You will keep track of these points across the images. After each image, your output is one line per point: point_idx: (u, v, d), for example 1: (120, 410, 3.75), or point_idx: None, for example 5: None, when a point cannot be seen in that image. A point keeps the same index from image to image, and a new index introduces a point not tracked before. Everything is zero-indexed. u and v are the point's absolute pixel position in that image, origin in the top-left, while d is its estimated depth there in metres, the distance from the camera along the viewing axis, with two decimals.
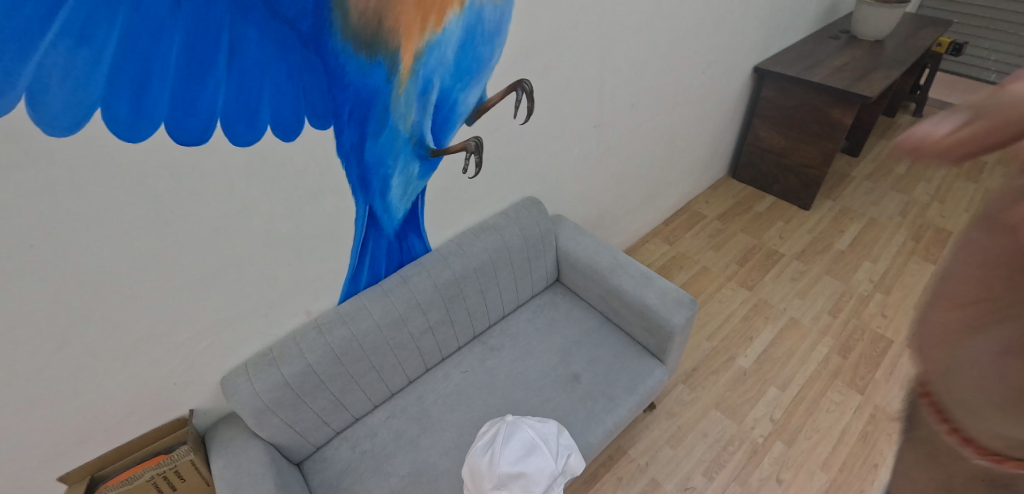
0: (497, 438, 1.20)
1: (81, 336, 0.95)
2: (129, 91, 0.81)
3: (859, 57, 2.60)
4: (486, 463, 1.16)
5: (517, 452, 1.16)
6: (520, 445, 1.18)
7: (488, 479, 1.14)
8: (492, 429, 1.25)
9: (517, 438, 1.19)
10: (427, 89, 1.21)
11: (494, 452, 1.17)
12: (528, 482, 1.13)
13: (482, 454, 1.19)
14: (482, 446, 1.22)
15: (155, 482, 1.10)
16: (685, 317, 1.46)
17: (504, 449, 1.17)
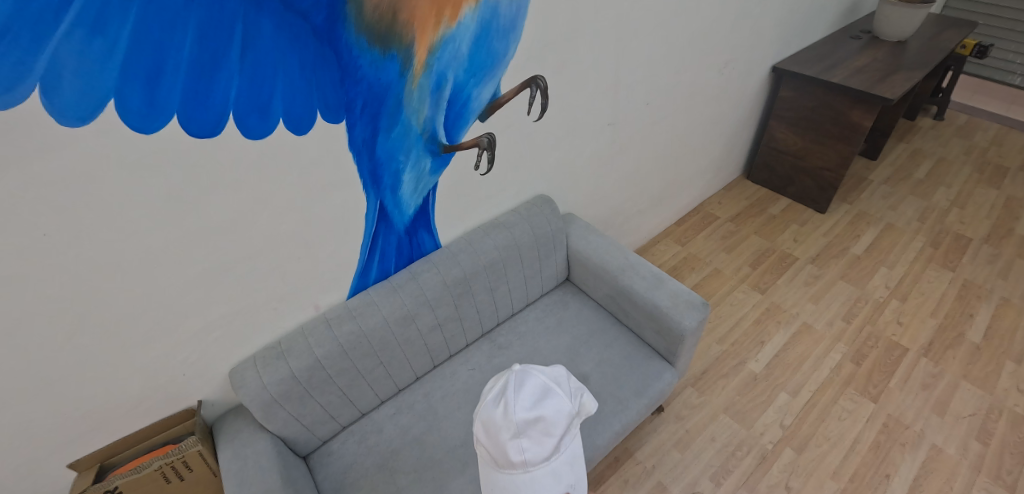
0: (508, 387, 1.00)
1: (91, 326, 0.96)
2: (142, 81, 0.80)
3: (881, 58, 2.54)
4: (499, 413, 0.97)
5: (532, 396, 0.98)
6: (533, 390, 0.99)
7: (504, 430, 0.94)
8: (500, 379, 1.06)
9: (530, 382, 1.00)
10: (441, 84, 1.20)
11: (507, 400, 0.97)
12: (549, 427, 0.94)
13: (493, 406, 0.99)
14: (493, 399, 1.02)
15: (163, 472, 1.09)
16: (696, 320, 1.44)
17: (518, 395, 0.97)
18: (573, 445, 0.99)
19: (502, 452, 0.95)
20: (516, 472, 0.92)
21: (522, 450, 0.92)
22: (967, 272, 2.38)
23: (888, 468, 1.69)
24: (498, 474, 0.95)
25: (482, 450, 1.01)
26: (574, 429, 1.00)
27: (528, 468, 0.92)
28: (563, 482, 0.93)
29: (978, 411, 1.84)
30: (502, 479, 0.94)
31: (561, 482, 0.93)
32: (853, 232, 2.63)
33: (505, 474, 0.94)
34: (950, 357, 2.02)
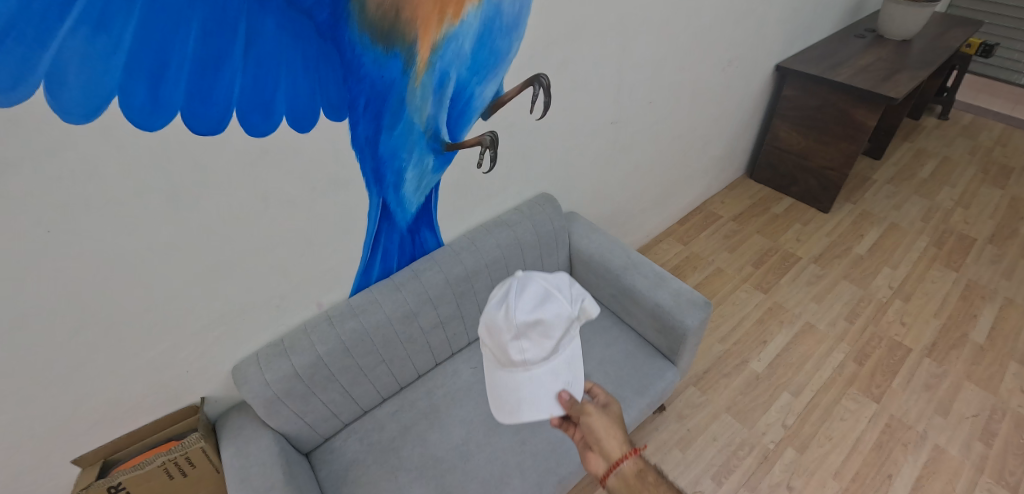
0: (509, 291, 1.01)
1: (95, 323, 0.96)
2: (147, 78, 0.80)
3: (886, 57, 2.53)
4: (500, 316, 0.98)
5: (532, 300, 0.98)
6: (533, 295, 0.98)
7: (505, 332, 0.96)
8: (502, 285, 1.06)
9: (531, 287, 1.00)
10: (444, 82, 1.20)
11: (507, 304, 0.98)
12: (548, 329, 0.96)
13: (495, 310, 1.00)
14: (495, 304, 1.02)
15: (166, 468, 1.10)
16: (698, 319, 1.44)
17: (518, 298, 0.98)
18: (573, 347, 1.00)
19: (503, 354, 0.98)
20: (514, 366, 0.96)
21: (521, 348, 0.95)
22: (971, 272, 2.37)
23: (890, 468, 1.69)
24: (500, 373, 0.99)
25: (486, 352, 1.04)
26: (574, 333, 1.01)
27: (527, 362, 0.95)
28: (560, 380, 0.95)
29: (981, 412, 1.83)
30: (502, 372, 0.99)
31: (558, 379, 0.96)
32: (856, 231, 2.62)
33: (506, 372, 0.97)
34: (953, 358, 2.01)
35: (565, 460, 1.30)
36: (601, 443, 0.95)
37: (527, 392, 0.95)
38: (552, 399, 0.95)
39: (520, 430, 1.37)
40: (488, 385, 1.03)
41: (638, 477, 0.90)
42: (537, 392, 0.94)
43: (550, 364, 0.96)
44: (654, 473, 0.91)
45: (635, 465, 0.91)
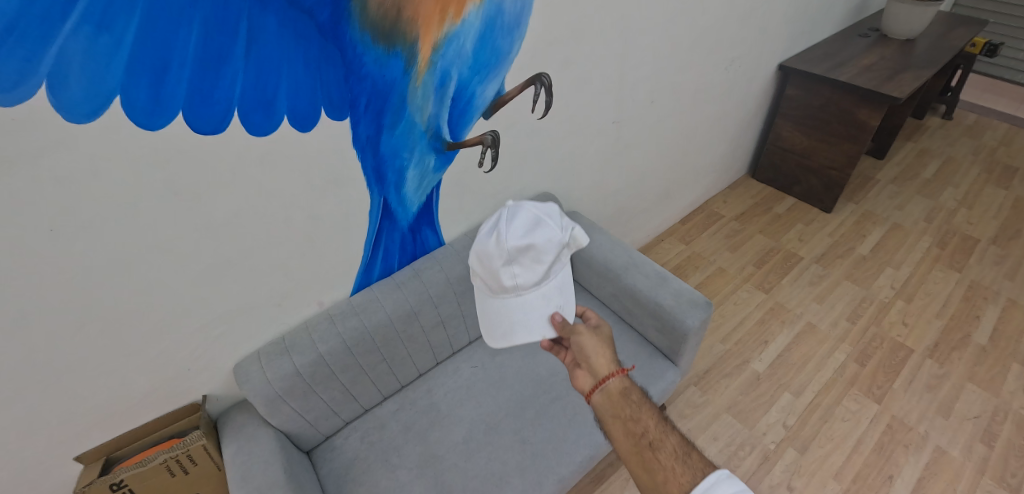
0: (499, 219, 1.04)
1: (97, 321, 0.97)
2: (148, 78, 0.81)
3: (889, 57, 2.52)
4: (492, 243, 1.01)
5: (523, 227, 1.01)
6: (524, 222, 1.02)
7: (497, 258, 1.00)
8: (493, 215, 1.08)
9: (522, 215, 1.03)
10: (445, 81, 1.20)
11: (499, 232, 1.01)
12: (539, 254, 1.00)
13: (486, 238, 1.04)
14: (486, 232, 1.06)
15: (168, 466, 1.10)
16: (699, 319, 1.43)
17: (508, 226, 1.01)
18: (562, 273, 1.06)
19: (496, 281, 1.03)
20: (507, 293, 1.02)
21: (513, 274, 1.00)
22: (973, 273, 2.36)
23: (891, 469, 1.69)
24: (494, 298, 1.05)
25: (478, 279, 1.09)
26: (563, 259, 1.06)
27: (519, 289, 1.01)
28: (552, 303, 1.02)
29: (983, 413, 1.82)
30: (495, 299, 1.05)
31: (550, 304, 1.02)
32: (859, 231, 2.61)
33: (500, 296, 1.03)
34: (955, 359, 2.01)
35: (566, 459, 1.30)
36: (590, 361, 0.97)
37: (520, 317, 1.01)
38: (544, 323, 1.01)
39: (520, 430, 1.37)
40: (480, 312, 1.09)
41: (623, 394, 0.92)
42: (530, 316, 1.01)
43: (542, 289, 1.02)
44: (638, 393, 0.92)
45: (620, 382, 0.93)
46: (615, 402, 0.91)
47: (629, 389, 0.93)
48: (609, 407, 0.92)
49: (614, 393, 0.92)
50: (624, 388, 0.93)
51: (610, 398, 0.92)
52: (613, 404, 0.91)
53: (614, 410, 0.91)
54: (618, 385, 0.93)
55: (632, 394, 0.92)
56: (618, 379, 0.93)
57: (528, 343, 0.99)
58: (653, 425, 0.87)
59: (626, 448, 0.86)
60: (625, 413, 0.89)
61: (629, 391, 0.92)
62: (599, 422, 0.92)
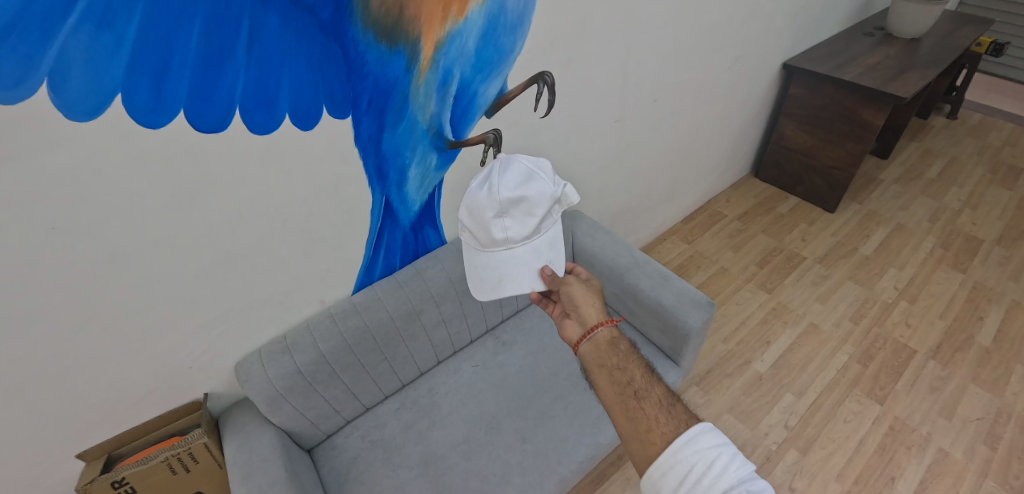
0: (492, 174, 1.15)
1: (99, 319, 0.97)
2: (149, 76, 0.80)
3: (894, 56, 2.50)
4: (484, 196, 1.12)
5: (514, 181, 1.12)
6: (515, 177, 1.12)
7: (489, 210, 1.11)
8: (485, 170, 1.19)
9: (513, 170, 1.13)
10: (447, 79, 1.19)
11: (491, 185, 1.12)
12: (530, 207, 1.11)
13: (479, 192, 1.14)
14: (478, 187, 1.16)
15: (170, 464, 1.10)
16: (702, 319, 1.43)
17: (502, 179, 1.12)
18: (551, 229, 1.17)
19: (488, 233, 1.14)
20: (499, 244, 1.12)
21: (506, 226, 1.11)
22: (978, 274, 2.35)
23: (894, 470, 1.68)
24: (485, 250, 1.15)
25: (470, 232, 1.19)
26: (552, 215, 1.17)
27: (510, 241, 1.12)
28: (542, 257, 1.13)
29: (986, 416, 1.82)
30: (487, 251, 1.15)
31: (539, 257, 1.13)
32: (862, 232, 2.60)
33: (492, 248, 1.14)
34: (959, 361, 2.00)
35: (567, 459, 1.30)
36: (579, 310, 1.06)
37: (511, 268, 1.12)
38: (533, 275, 1.12)
39: (522, 429, 1.36)
40: (472, 264, 1.19)
41: (610, 343, 0.98)
42: (521, 267, 1.12)
43: (531, 243, 1.13)
44: (626, 343, 0.98)
45: (608, 333, 1.00)
46: (604, 351, 0.97)
47: (618, 341, 0.99)
48: (597, 354, 0.98)
49: (603, 343, 0.98)
50: (614, 340, 0.99)
51: (599, 346, 0.98)
52: (601, 353, 0.97)
53: (601, 357, 0.97)
54: (608, 337, 0.99)
55: (621, 345, 0.98)
56: (608, 330, 1.00)
57: (518, 293, 1.11)
58: (639, 376, 0.91)
59: (609, 391, 0.91)
60: (611, 363, 0.95)
61: (618, 342, 0.98)
62: (585, 372, 0.97)
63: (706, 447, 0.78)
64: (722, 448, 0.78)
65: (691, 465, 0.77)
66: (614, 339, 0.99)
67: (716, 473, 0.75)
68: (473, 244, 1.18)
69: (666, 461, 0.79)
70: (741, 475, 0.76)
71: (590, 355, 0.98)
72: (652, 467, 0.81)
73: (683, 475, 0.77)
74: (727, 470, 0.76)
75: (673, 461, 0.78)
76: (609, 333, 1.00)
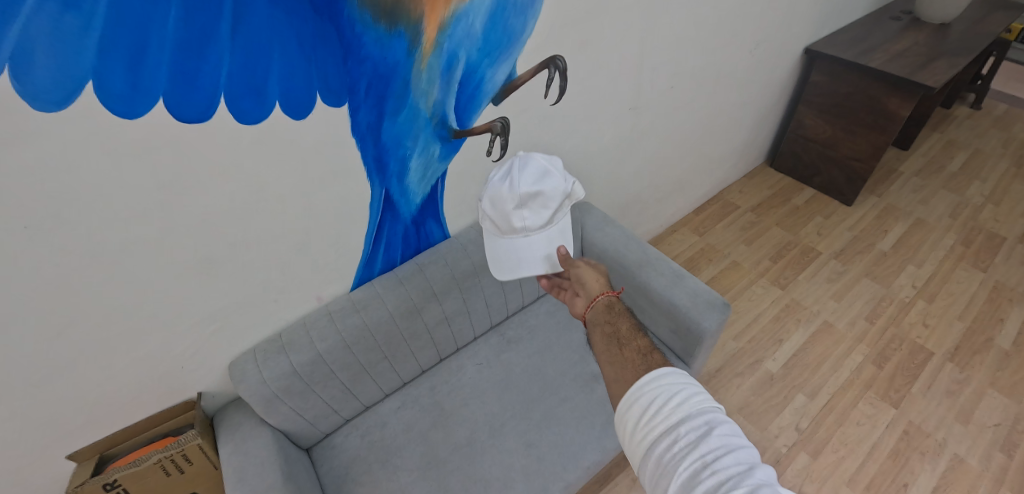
0: (511, 167, 1.12)
1: (80, 322, 0.92)
2: (123, 60, 0.73)
3: (923, 42, 2.37)
4: (504, 189, 1.10)
5: (533, 175, 1.10)
6: (534, 171, 1.11)
7: (509, 203, 1.09)
8: (503, 163, 1.16)
9: (531, 164, 1.11)
10: (452, 64, 1.10)
11: (511, 178, 1.10)
12: (548, 200, 1.11)
13: (498, 184, 1.12)
14: (496, 179, 1.13)
15: (163, 465, 1.06)
16: (716, 322, 1.36)
17: (521, 173, 1.10)
18: (564, 218, 1.17)
19: (504, 224, 1.13)
20: (516, 234, 1.12)
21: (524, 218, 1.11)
22: (999, 273, 2.26)
23: (907, 477, 1.63)
24: (501, 240, 1.15)
25: (487, 224, 1.17)
26: (565, 208, 1.17)
27: (527, 231, 1.11)
28: (554, 245, 1.13)
29: (1004, 422, 1.75)
30: (502, 238, 1.15)
31: (553, 244, 1.14)
32: (880, 226, 2.51)
33: (508, 238, 1.13)
34: (977, 363, 1.93)
35: (573, 465, 1.25)
36: (584, 281, 1.03)
37: (527, 256, 1.12)
38: (548, 260, 1.12)
39: (526, 432, 1.31)
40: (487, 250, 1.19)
41: (607, 308, 0.96)
42: (537, 256, 1.12)
43: (546, 232, 1.13)
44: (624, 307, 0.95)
45: (609, 300, 0.97)
46: (602, 313, 0.95)
47: (615, 303, 0.96)
48: (594, 316, 0.96)
49: (602, 306, 0.96)
50: (612, 302, 0.96)
51: (597, 308, 0.96)
52: (599, 314, 0.95)
53: (599, 320, 0.94)
54: (607, 299, 0.97)
55: (617, 307, 0.95)
56: (608, 294, 0.98)
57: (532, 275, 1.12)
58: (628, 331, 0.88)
59: (601, 347, 0.88)
60: (605, 322, 0.92)
61: (614, 304, 0.96)
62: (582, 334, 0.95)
63: (670, 381, 0.74)
64: (687, 383, 0.74)
65: (654, 397, 0.74)
66: (612, 302, 0.96)
67: (675, 402, 0.71)
68: (488, 233, 1.16)
69: (632, 394, 0.76)
70: (703, 407, 0.71)
71: (590, 317, 0.96)
72: (621, 403, 0.77)
73: (646, 407, 0.73)
74: (688, 401, 0.71)
75: (637, 395, 0.75)
76: (608, 297, 0.98)
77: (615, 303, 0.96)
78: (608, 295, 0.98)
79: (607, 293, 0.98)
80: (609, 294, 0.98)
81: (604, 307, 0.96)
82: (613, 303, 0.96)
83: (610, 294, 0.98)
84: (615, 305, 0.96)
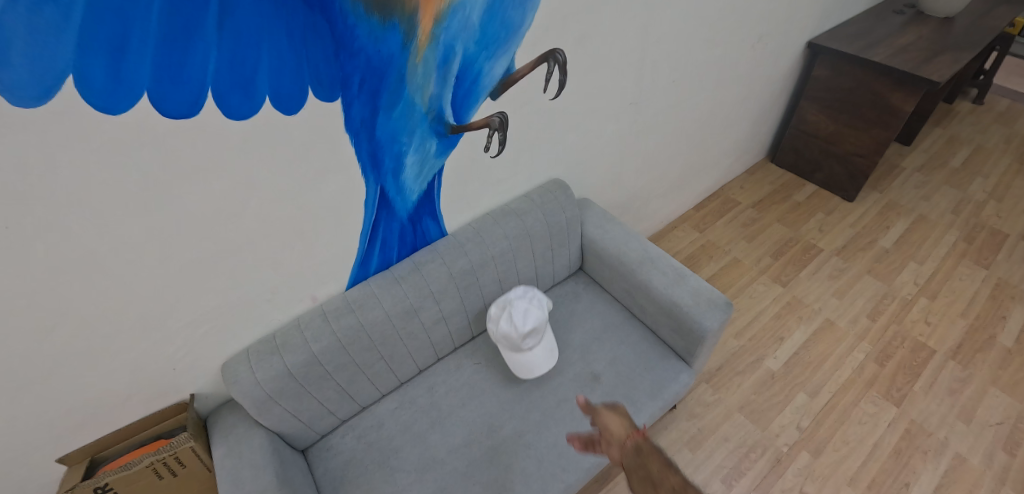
0: (506, 313, 1.34)
1: (68, 323, 0.89)
2: (104, 54, 0.70)
3: (927, 36, 2.34)
4: (509, 330, 1.32)
5: (525, 313, 1.32)
6: (524, 310, 1.33)
7: (516, 338, 1.32)
8: (498, 311, 1.36)
9: (521, 306, 1.33)
10: (448, 58, 1.07)
11: (511, 320, 1.32)
12: (539, 326, 1.34)
13: (502, 327, 1.33)
14: (499, 325, 1.34)
15: (155, 468, 1.05)
16: (719, 321, 1.33)
17: (516, 315, 1.32)
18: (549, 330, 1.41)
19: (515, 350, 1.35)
20: (526, 356, 1.36)
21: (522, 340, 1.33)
22: (1001, 270, 2.24)
23: (909, 476, 1.62)
24: (518, 365, 1.38)
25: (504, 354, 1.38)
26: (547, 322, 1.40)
27: (533, 351, 1.36)
28: (550, 351, 1.42)
29: (1006, 420, 1.74)
30: (517, 362, 1.38)
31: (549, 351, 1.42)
32: (882, 223, 2.49)
33: (523, 361, 1.37)
34: (980, 362, 1.91)
35: (572, 467, 1.23)
36: (610, 426, 1.01)
37: (537, 368, 1.37)
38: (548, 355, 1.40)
39: (525, 433, 1.29)
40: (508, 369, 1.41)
41: (638, 451, 0.94)
42: (543, 365, 1.38)
43: (544, 347, 1.40)
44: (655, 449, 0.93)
45: (637, 441, 0.95)
46: (633, 456, 0.94)
47: (644, 443, 0.94)
48: (627, 462, 0.93)
49: (631, 449, 0.94)
50: (641, 440, 0.95)
51: (626, 449, 0.95)
52: (631, 459, 0.93)
53: (631, 465, 0.92)
54: (634, 437, 0.96)
55: (647, 447, 0.94)
56: (636, 436, 0.96)
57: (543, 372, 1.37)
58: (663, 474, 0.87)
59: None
60: (640, 469, 0.90)
61: (643, 445, 0.94)
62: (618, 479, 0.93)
63: None
64: None
65: None
66: (641, 440, 0.95)
67: None
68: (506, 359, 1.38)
69: None
70: None
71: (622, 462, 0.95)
72: None
73: None
74: None
75: None
76: (636, 438, 0.96)
77: (644, 443, 0.94)
78: (636, 436, 0.96)
79: (635, 434, 0.97)
80: (638, 435, 0.96)
81: (634, 447, 0.94)
82: (642, 442, 0.95)
83: (637, 434, 0.96)
84: (644, 445, 0.94)
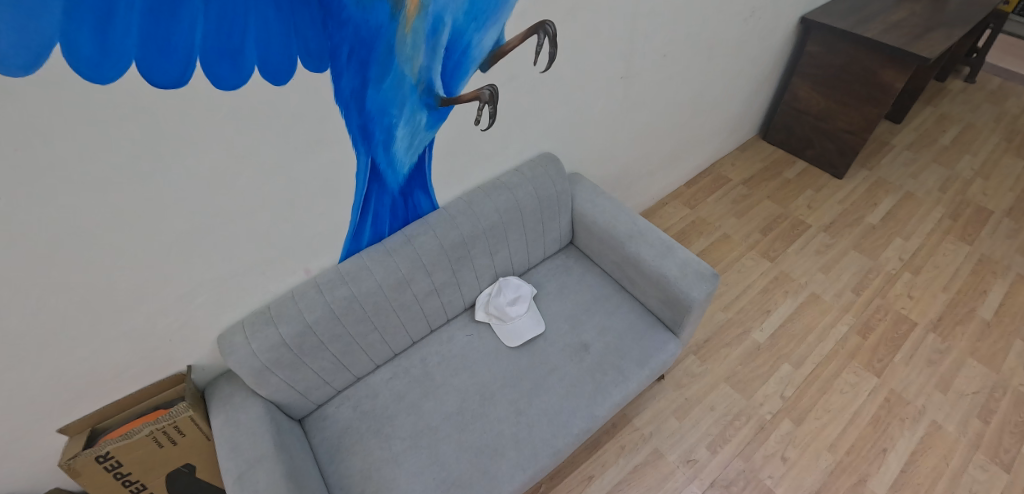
0: (492, 291, 1.53)
1: (63, 294, 0.91)
2: (90, 22, 0.70)
3: (920, 12, 2.33)
4: (492, 300, 1.50)
5: (506, 286, 1.52)
6: (505, 284, 1.52)
7: (498, 304, 1.48)
8: (487, 292, 1.55)
9: (503, 282, 1.53)
10: (437, 28, 1.07)
11: (494, 293, 1.51)
12: (519, 295, 1.50)
13: (489, 301, 1.51)
14: (486, 300, 1.52)
15: (154, 437, 1.08)
16: (705, 292, 1.36)
17: (499, 289, 1.52)
18: (533, 305, 1.53)
19: (501, 317, 1.48)
20: (510, 320, 1.47)
21: (505, 305, 1.47)
22: (984, 246, 2.29)
23: (886, 442, 1.68)
24: (506, 331, 1.47)
25: (495, 327, 1.49)
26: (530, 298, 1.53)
27: (515, 316, 1.48)
28: (535, 319, 1.50)
29: (982, 389, 1.80)
30: (505, 329, 1.48)
31: (534, 319, 1.50)
32: (870, 199, 2.52)
33: (510, 326, 1.47)
34: (959, 334, 1.97)
35: (562, 432, 1.27)
36: None
37: (521, 330, 1.47)
38: (535, 320, 1.50)
39: (516, 401, 1.33)
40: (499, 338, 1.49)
41: None
42: (526, 328, 1.47)
43: (527, 315, 1.50)
44: None
45: None
46: None
47: None
48: None
49: None
50: None
51: None
52: None
53: None
54: None
55: None
56: None
57: (528, 335, 1.46)
58: None
59: None
60: None
61: None
62: None
63: None
64: None
65: None
66: None
67: None
68: (496, 329, 1.49)
69: None
70: None
71: None
72: None
73: None
74: None
75: None
76: None
77: None
78: None
79: None
80: None
81: None
82: None
83: None
84: None
